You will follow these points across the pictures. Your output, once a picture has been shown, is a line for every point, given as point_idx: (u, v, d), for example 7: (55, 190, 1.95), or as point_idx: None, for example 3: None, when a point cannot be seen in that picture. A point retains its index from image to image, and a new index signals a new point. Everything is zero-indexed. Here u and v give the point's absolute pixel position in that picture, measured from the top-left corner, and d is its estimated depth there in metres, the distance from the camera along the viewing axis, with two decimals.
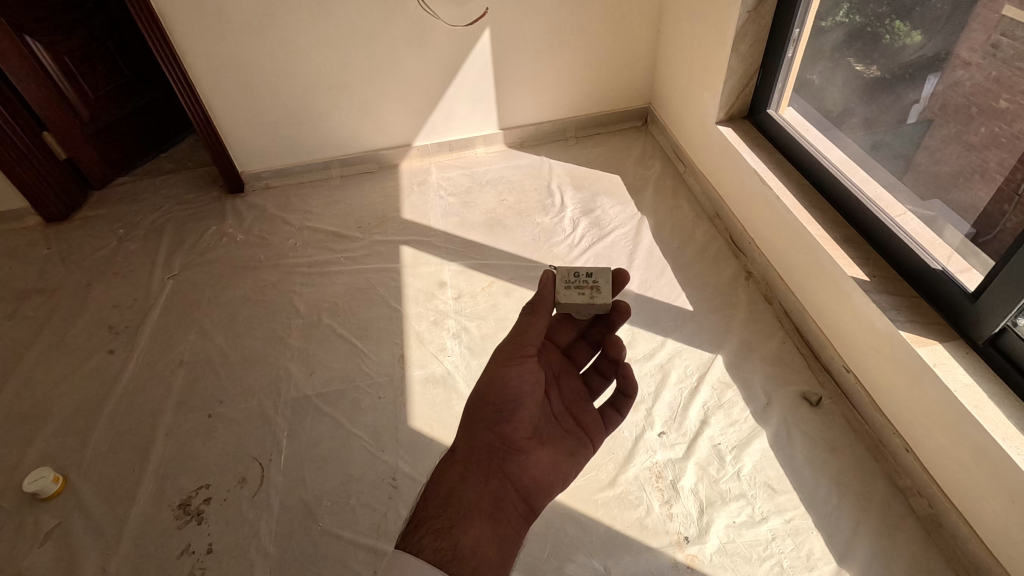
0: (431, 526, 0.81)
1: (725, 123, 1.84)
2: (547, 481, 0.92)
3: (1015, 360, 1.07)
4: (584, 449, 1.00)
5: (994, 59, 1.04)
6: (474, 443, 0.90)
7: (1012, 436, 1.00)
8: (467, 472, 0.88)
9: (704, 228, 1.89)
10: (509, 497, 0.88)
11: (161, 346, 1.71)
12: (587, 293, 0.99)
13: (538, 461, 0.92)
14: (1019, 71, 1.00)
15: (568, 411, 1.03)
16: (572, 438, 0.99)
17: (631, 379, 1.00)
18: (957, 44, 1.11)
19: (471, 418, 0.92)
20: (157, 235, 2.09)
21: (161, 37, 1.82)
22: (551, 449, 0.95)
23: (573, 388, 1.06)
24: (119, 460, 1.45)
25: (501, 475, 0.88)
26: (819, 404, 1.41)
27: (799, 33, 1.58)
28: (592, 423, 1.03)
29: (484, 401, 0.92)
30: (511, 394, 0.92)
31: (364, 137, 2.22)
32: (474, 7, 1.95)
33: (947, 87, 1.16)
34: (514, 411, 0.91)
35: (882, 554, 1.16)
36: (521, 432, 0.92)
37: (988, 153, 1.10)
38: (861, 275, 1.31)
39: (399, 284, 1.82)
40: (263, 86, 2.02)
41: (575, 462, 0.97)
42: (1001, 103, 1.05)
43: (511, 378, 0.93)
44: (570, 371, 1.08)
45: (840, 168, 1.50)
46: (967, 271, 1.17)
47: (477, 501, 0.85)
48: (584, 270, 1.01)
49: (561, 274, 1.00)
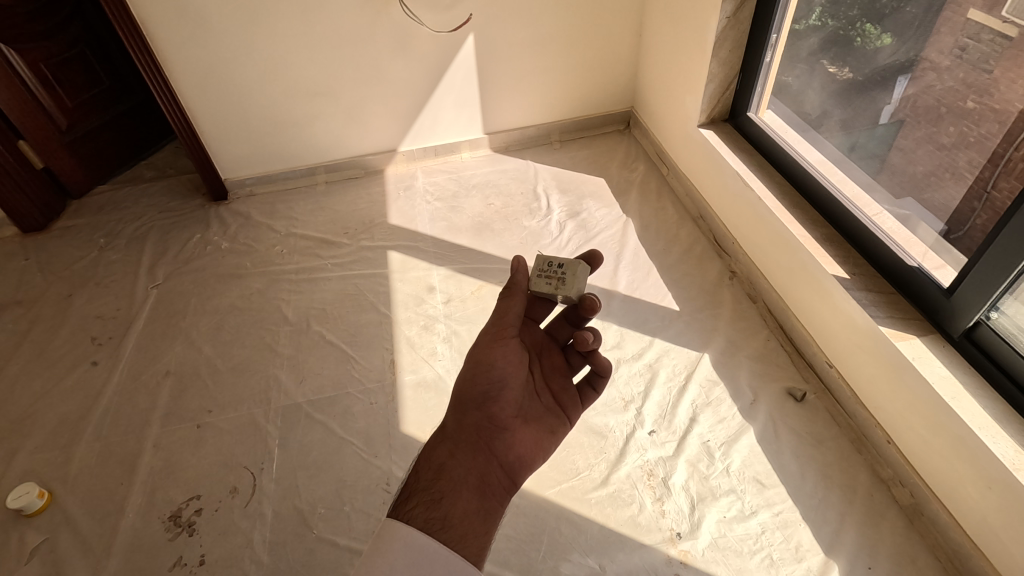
0: (421, 498, 0.83)
1: (706, 126, 1.87)
2: (532, 460, 0.93)
3: (989, 352, 1.11)
4: (562, 425, 1.01)
5: (962, 61, 1.09)
6: (463, 423, 0.92)
7: (987, 425, 1.04)
8: (456, 449, 0.89)
9: (688, 229, 1.93)
10: (495, 472, 0.89)
11: (147, 356, 1.69)
12: (553, 283, 1.01)
13: (524, 439, 0.94)
14: (986, 73, 1.05)
15: (547, 384, 1.03)
16: (552, 412, 1.00)
17: (604, 362, 1.01)
18: (925, 48, 1.16)
19: (460, 398, 0.94)
20: (139, 244, 2.06)
21: (141, 43, 1.80)
22: (534, 427, 0.96)
23: (554, 363, 1.07)
24: (106, 473, 1.43)
25: (488, 452, 0.90)
26: (804, 399, 1.44)
27: (776, 38, 1.63)
28: (569, 400, 1.04)
29: (472, 380, 0.94)
30: (495, 376, 0.94)
31: (349, 143, 2.22)
32: (457, 13, 1.96)
33: (916, 88, 1.20)
34: (499, 392, 0.94)
35: (867, 543, 1.20)
36: (507, 411, 0.93)
37: (958, 153, 1.14)
38: (841, 273, 1.35)
39: (388, 289, 1.83)
40: (246, 92, 2.00)
41: (555, 440, 0.98)
42: (968, 104, 1.10)
43: (495, 363, 0.95)
44: (551, 348, 1.08)
45: (818, 169, 1.54)
46: (942, 268, 1.21)
47: (466, 476, 0.87)
48: (557, 261, 1.03)
49: (537, 263, 1.05)
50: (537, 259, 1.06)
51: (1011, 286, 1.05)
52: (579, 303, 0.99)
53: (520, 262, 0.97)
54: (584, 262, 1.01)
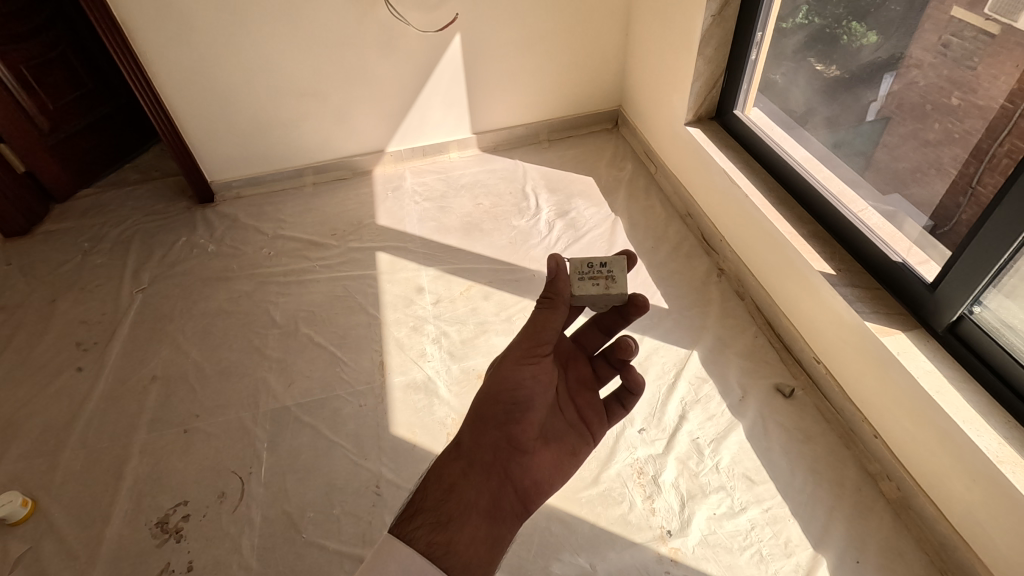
0: (427, 518, 0.82)
1: (694, 124, 1.88)
2: (548, 486, 0.91)
3: (972, 345, 1.12)
4: (584, 445, 0.99)
5: (946, 58, 1.10)
6: (479, 441, 0.89)
7: (971, 418, 1.05)
8: (468, 469, 0.87)
9: (676, 227, 1.94)
10: (508, 497, 0.87)
11: (132, 361, 1.67)
12: (601, 284, 0.99)
13: (542, 463, 0.92)
14: (969, 70, 1.06)
15: (571, 398, 1.02)
16: (575, 432, 0.99)
17: (637, 377, 1.00)
18: (910, 45, 1.16)
19: (480, 413, 0.91)
20: (123, 248, 2.04)
21: (123, 44, 1.78)
22: (554, 448, 0.94)
23: (581, 375, 1.06)
24: (92, 480, 1.41)
25: (502, 475, 0.88)
26: (792, 395, 1.45)
27: (761, 36, 1.63)
28: (593, 417, 1.02)
29: (494, 398, 0.91)
30: (521, 395, 0.91)
31: (336, 144, 2.21)
32: (444, 13, 1.95)
33: (902, 86, 1.21)
34: (522, 413, 0.91)
35: (856, 538, 1.20)
36: (528, 434, 0.91)
37: (943, 149, 1.15)
38: (827, 269, 1.36)
39: (377, 290, 1.82)
40: (231, 94, 1.99)
41: (575, 462, 0.96)
42: (953, 101, 1.11)
43: (520, 381, 0.92)
44: (579, 359, 1.07)
45: (804, 166, 1.55)
46: (926, 263, 1.22)
47: (476, 499, 0.85)
48: (598, 260, 1.01)
49: (574, 266, 1.01)
50: (570, 262, 1.02)
51: (993, 279, 1.06)
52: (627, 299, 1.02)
53: (563, 265, 0.91)
54: (625, 255, 1.02)
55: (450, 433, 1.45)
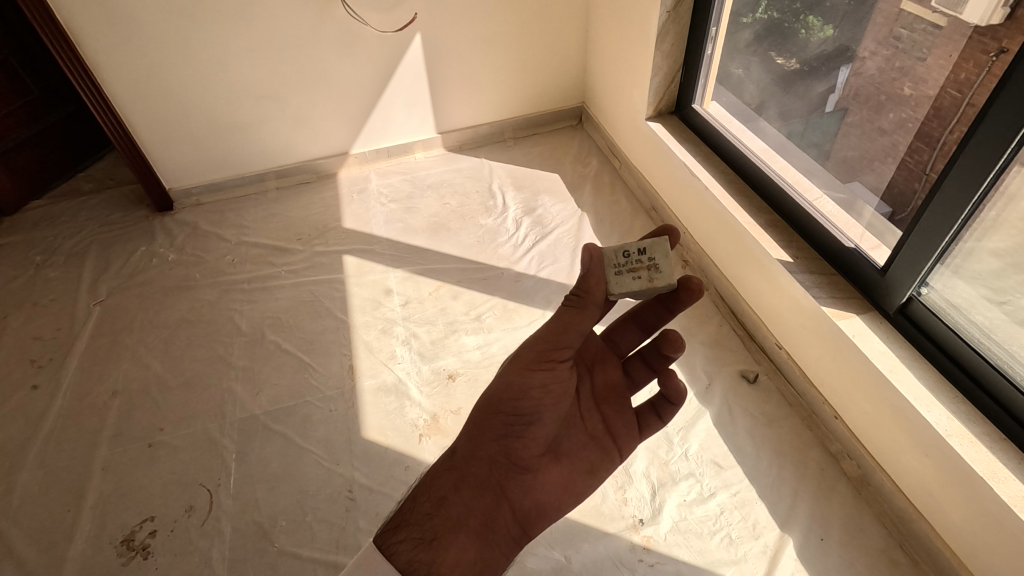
0: (412, 533, 0.83)
1: (654, 119, 1.91)
2: (551, 506, 0.89)
3: (921, 326, 1.17)
4: (605, 462, 0.94)
5: (897, 50, 1.13)
6: (474, 453, 0.88)
7: (921, 396, 1.10)
8: (461, 482, 0.86)
9: (641, 221, 1.96)
10: (503, 517, 0.86)
11: (91, 376, 1.62)
12: (643, 275, 0.88)
13: (547, 482, 0.89)
14: (920, 61, 1.09)
15: (596, 406, 0.96)
16: (596, 446, 0.94)
17: (678, 386, 0.91)
18: (863, 38, 1.20)
19: (480, 423, 0.88)
20: (79, 259, 1.97)
21: (69, 50, 1.73)
22: (565, 465, 0.91)
23: (609, 380, 0.98)
24: (51, 501, 1.37)
25: (499, 493, 0.87)
26: (756, 380, 1.49)
27: (716, 32, 1.67)
28: (622, 429, 0.96)
29: (496, 409, 0.88)
30: (526, 408, 0.88)
31: (298, 147, 2.18)
32: (402, 13, 1.94)
33: (859, 78, 1.24)
34: (526, 427, 0.88)
35: (820, 516, 1.24)
36: (532, 451, 0.88)
37: (897, 138, 1.18)
38: (784, 257, 1.40)
39: (344, 294, 1.80)
40: (185, 99, 1.94)
41: (592, 480, 0.93)
42: (904, 91, 1.14)
43: (527, 393, 0.87)
44: (609, 362, 0.99)
45: (761, 156, 1.60)
46: (877, 248, 1.27)
47: (466, 517, 0.84)
48: (636, 247, 0.89)
49: (608, 258, 0.89)
50: (604, 253, 0.90)
51: (936, 261, 1.11)
52: (676, 284, 0.90)
53: (598, 257, 0.81)
54: (666, 237, 0.90)
55: (422, 434, 1.45)
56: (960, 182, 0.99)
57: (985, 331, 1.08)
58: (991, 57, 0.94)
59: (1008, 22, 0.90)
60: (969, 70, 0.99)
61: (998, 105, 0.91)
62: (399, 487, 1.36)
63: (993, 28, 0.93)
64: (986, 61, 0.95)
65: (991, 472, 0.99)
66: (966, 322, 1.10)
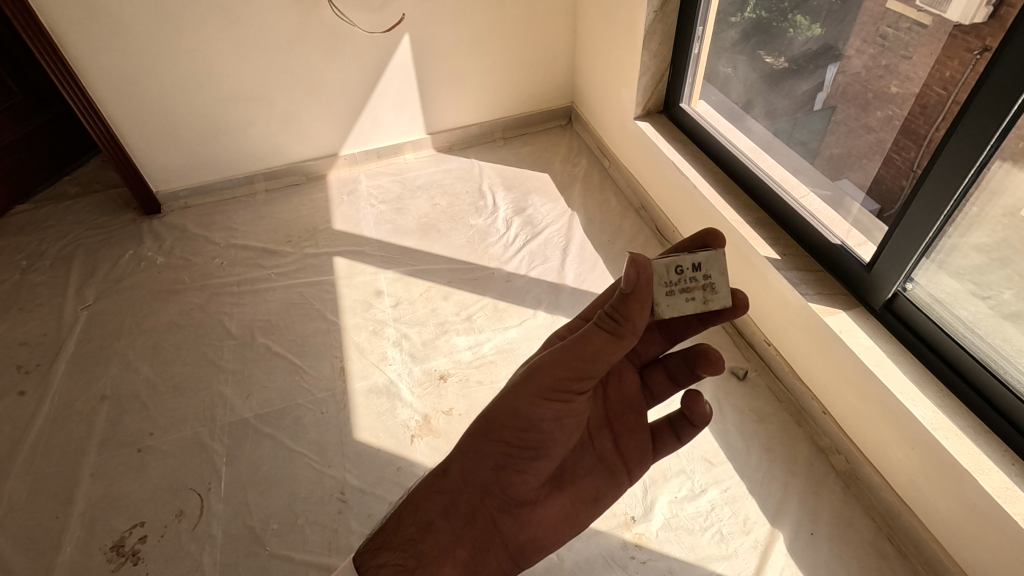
0: (395, 556, 0.87)
1: (642, 118, 1.91)
2: (548, 539, 0.88)
3: (906, 320, 1.18)
4: (611, 490, 0.90)
5: (883, 48, 1.14)
6: (467, 480, 0.87)
7: (907, 390, 1.11)
8: (451, 507, 0.87)
9: (631, 220, 1.97)
10: (495, 547, 0.87)
11: (79, 382, 1.61)
12: (697, 295, 0.80)
13: (545, 515, 0.87)
14: (906, 59, 1.10)
15: (608, 425, 0.91)
16: (604, 470, 0.90)
17: (702, 412, 0.83)
18: (850, 37, 1.21)
19: (477, 450, 0.86)
20: (65, 263, 1.95)
21: (52, 52, 1.71)
22: (566, 497, 0.89)
23: (625, 394, 0.92)
24: (38, 507, 1.35)
25: (491, 524, 0.87)
26: (745, 377, 1.50)
27: (703, 31, 1.68)
28: (634, 451, 0.90)
29: (495, 437, 0.84)
30: (530, 439, 0.83)
31: (287, 149, 2.17)
32: (390, 14, 1.94)
33: (846, 76, 1.25)
34: (527, 458, 0.84)
35: (810, 511, 1.25)
36: (531, 482, 0.86)
37: (884, 135, 1.19)
38: (772, 254, 1.41)
39: (334, 295, 1.79)
40: (172, 101, 1.93)
41: (594, 511, 0.90)
42: (891, 89, 1.15)
43: (533, 424, 0.82)
44: (627, 371, 0.93)
45: (749, 155, 1.61)
46: (863, 244, 1.28)
47: (454, 546, 0.86)
48: (689, 262, 0.80)
49: (660, 275, 0.80)
50: (654, 268, 0.80)
51: (921, 257, 1.13)
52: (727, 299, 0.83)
53: (647, 275, 0.70)
54: (722, 248, 0.80)
55: (414, 435, 1.45)
56: (942, 179, 1.01)
57: (970, 325, 1.09)
58: (975, 55, 0.95)
59: (991, 21, 0.91)
60: (954, 68, 1.00)
61: (978, 103, 0.92)
62: (391, 489, 1.36)
63: (977, 27, 0.94)
64: (970, 59, 0.96)
65: (976, 464, 1.00)
66: (951, 316, 1.12)
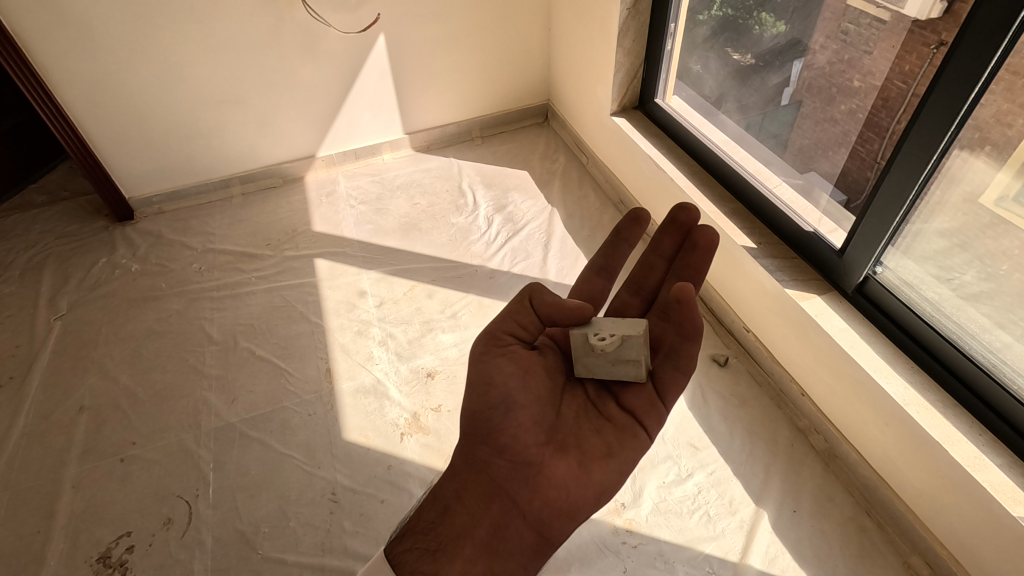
0: (417, 542, 0.89)
1: (619, 114, 1.95)
2: (566, 505, 0.86)
3: (877, 303, 1.23)
4: (626, 441, 0.90)
5: (845, 44, 1.19)
6: (470, 461, 0.90)
7: (882, 370, 1.16)
8: (463, 491, 0.90)
9: (611, 215, 2.00)
10: (514, 520, 0.87)
11: (56, 393, 1.57)
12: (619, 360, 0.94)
13: (557, 474, 0.86)
14: (867, 54, 1.15)
15: (608, 390, 0.96)
16: (613, 427, 0.91)
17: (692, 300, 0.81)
18: (815, 33, 1.25)
19: (468, 434, 0.90)
20: (35, 274, 1.90)
21: (18, 56, 1.67)
22: (575, 456, 0.88)
23: None
24: (18, 523, 1.32)
25: (504, 497, 0.88)
26: (726, 363, 1.54)
27: (674, 28, 1.72)
28: (640, 406, 0.93)
29: (472, 411, 0.89)
30: (498, 399, 0.87)
31: (264, 152, 2.15)
32: (364, 14, 1.93)
33: (811, 71, 1.30)
34: (505, 417, 0.87)
35: (792, 490, 1.30)
36: (529, 443, 0.86)
37: (850, 127, 1.24)
38: (749, 244, 1.45)
39: (318, 298, 1.78)
40: (142, 104, 1.89)
41: (613, 466, 0.88)
42: (854, 83, 1.20)
43: (493, 384, 0.88)
44: None
45: (722, 147, 1.65)
46: (834, 231, 1.33)
47: (471, 528, 0.88)
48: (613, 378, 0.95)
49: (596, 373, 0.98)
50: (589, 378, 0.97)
51: (888, 243, 1.18)
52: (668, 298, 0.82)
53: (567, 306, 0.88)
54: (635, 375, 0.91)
55: (404, 433, 1.45)
56: (904, 169, 1.06)
57: (936, 306, 1.14)
58: (932, 49, 0.99)
59: (946, 16, 0.96)
60: (912, 62, 1.04)
61: (937, 93, 0.96)
62: (382, 488, 1.36)
63: (933, 22, 0.98)
64: (928, 54, 1.00)
65: (945, 436, 1.05)
66: (919, 299, 1.17)
